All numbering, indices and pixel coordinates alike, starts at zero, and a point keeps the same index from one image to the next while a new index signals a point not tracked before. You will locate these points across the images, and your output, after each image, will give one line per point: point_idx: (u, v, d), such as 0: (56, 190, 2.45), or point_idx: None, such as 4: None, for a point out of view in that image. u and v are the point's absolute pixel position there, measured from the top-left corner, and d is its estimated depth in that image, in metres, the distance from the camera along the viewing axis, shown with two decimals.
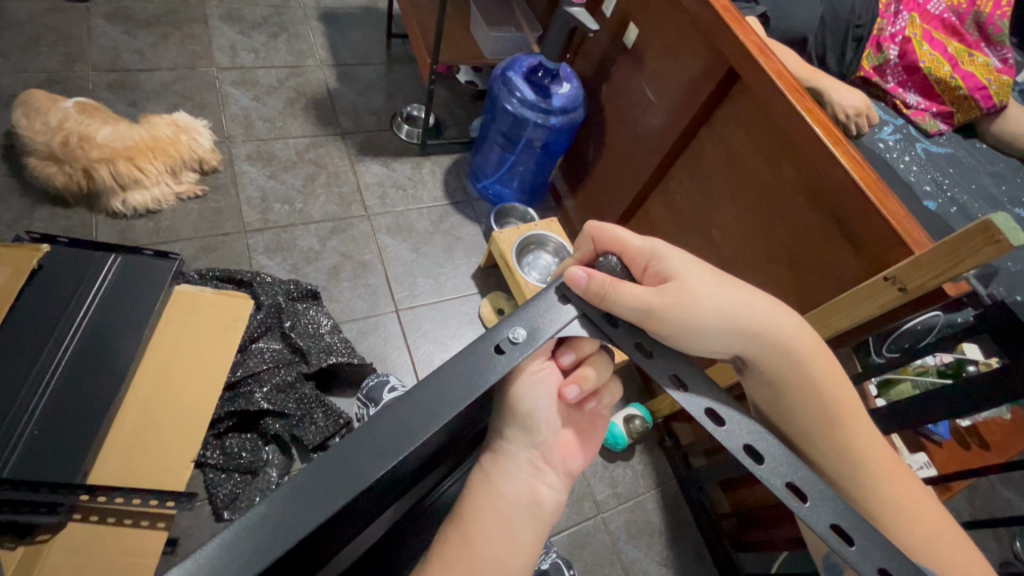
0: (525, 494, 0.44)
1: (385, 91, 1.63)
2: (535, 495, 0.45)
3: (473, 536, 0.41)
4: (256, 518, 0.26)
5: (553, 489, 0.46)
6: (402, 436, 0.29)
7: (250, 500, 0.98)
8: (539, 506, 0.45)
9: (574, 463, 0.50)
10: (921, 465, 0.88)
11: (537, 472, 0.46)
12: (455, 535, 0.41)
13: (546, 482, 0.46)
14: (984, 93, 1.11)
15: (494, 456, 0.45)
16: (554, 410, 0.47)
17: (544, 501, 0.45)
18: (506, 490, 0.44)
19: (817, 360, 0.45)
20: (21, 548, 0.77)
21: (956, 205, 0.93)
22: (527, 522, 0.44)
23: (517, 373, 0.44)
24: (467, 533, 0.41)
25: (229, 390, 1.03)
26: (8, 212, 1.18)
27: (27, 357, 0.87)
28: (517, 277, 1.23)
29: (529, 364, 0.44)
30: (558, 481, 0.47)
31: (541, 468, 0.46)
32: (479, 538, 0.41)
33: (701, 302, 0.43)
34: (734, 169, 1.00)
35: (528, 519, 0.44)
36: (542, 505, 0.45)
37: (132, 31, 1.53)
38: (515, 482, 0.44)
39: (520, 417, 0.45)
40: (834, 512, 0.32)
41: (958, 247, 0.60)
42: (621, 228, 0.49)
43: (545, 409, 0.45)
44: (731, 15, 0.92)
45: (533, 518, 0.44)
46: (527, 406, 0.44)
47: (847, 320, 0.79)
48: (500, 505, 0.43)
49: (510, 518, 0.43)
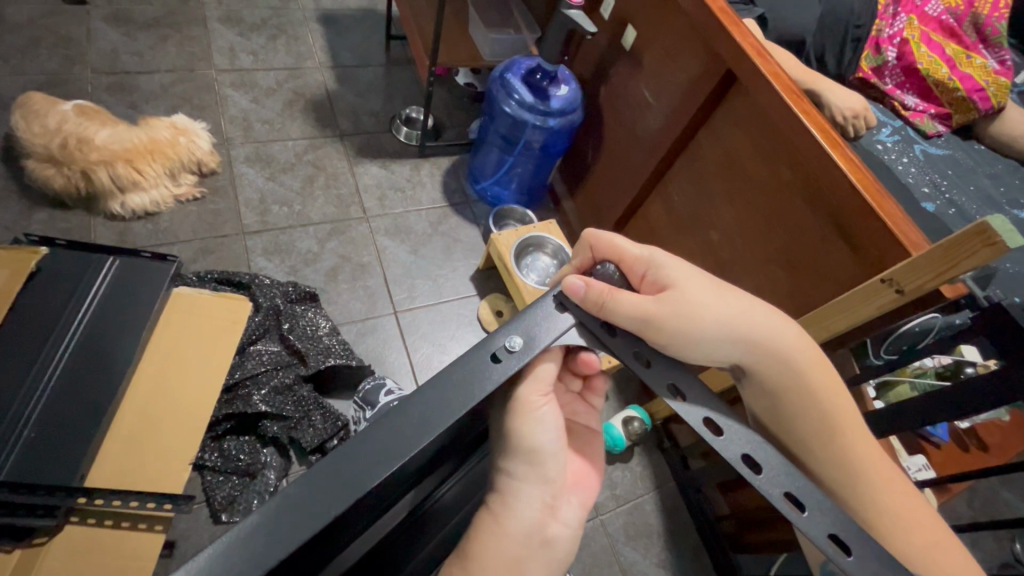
0: (536, 532, 0.43)
1: (384, 93, 1.64)
2: (546, 535, 0.44)
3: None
4: (248, 528, 0.26)
5: (567, 526, 0.46)
6: (395, 446, 0.29)
7: (248, 503, 0.98)
8: (551, 546, 0.44)
9: (584, 496, 0.50)
10: (920, 467, 0.87)
11: (547, 509, 0.44)
12: (458, 567, 0.40)
13: (558, 519, 0.45)
14: (981, 95, 1.12)
15: (504, 496, 0.44)
16: (560, 443, 0.46)
17: (555, 539, 0.44)
18: (515, 529, 0.42)
19: (819, 371, 0.44)
20: (19, 550, 0.77)
21: (954, 207, 0.94)
22: (537, 563, 0.43)
23: (523, 413, 0.43)
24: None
25: (227, 392, 1.03)
26: (7, 214, 1.18)
27: (26, 359, 0.87)
28: (516, 279, 1.23)
29: (534, 403, 0.43)
30: (571, 517, 0.46)
31: (552, 507, 0.45)
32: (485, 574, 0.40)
33: (699, 311, 0.43)
34: (733, 172, 1.00)
35: (539, 560, 0.43)
36: (554, 544, 0.44)
37: (131, 33, 1.53)
38: (526, 521, 0.43)
39: (525, 452, 0.44)
40: (831, 522, 0.32)
41: (955, 250, 0.60)
42: (619, 236, 0.49)
43: (552, 444, 0.44)
44: (729, 18, 0.92)
45: (544, 558, 0.43)
46: (536, 442, 0.43)
47: (845, 324, 0.79)
48: (508, 546, 0.41)
49: (522, 561, 0.42)
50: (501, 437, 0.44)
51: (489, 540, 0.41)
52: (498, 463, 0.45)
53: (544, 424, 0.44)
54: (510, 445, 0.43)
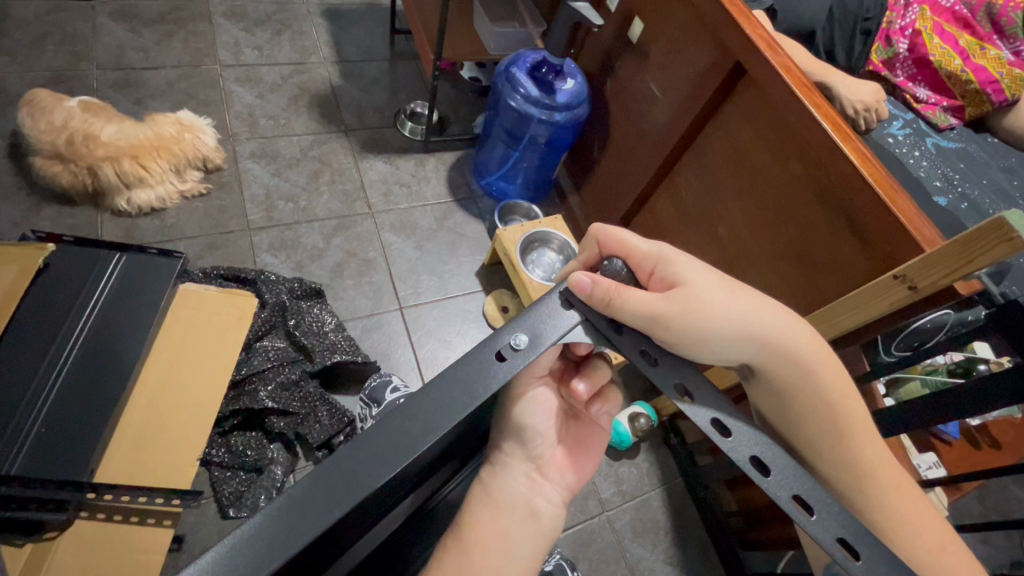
0: (522, 504, 0.45)
1: (389, 87, 1.63)
2: (532, 507, 0.45)
3: (475, 555, 0.40)
4: (253, 529, 0.25)
5: (550, 503, 0.47)
6: (402, 446, 0.29)
7: (255, 499, 0.97)
8: (538, 518, 0.45)
9: (571, 481, 0.51)
10: (930, 466, 0.87)
11: (533, 483, 0.46)
12: (454, 545, 0.40)
13: (543, 495, 0.46)
14: (995, 87, 1.08)
15: (492, 469, 0.46)
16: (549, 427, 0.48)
17: (541, 513, 0.45)
18: (504, 502, 0.44)
19: (827, 372, 0.44)
20: (30, 544, 0.78)
21: (967, 200, 0.92)
22: (527, 535, 0.43)
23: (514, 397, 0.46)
24: (470, 551, 0.40)
25: (234, 387, 1.04)
26: (15, 211, 1.18)
27: (34, 355, 0.87)
28: (521, 274, 1.22)
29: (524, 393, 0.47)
30: (554, 495, 0.48)
31: (536, 480, 0.47)
32: (478, 545, 0.40)
33: (708, 309, 0.42)
34: (742, 166, 0.98)
35: (527, 532, 0.43)
36: (540, 518, 0.45)
37: (136, 29, 1.53)
38: (512, 494, 0.45)
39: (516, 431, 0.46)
40: (840, 526, 0.32)
41: (971, 246, 0.59)
42: (627, 231, 0.48)
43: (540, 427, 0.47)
44: (739, 8, 0.90)
45: (532, 531, 0.44)
46: (521, 420, 0.46)
47: (858, 319, 0.78)
48: (500, 518, 0.43)
49: (511, 531, 0.43)
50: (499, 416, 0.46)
51: (480, 526, 0.42)
52: (490, 440, 0.47)
53: (532, 405, 0.47)
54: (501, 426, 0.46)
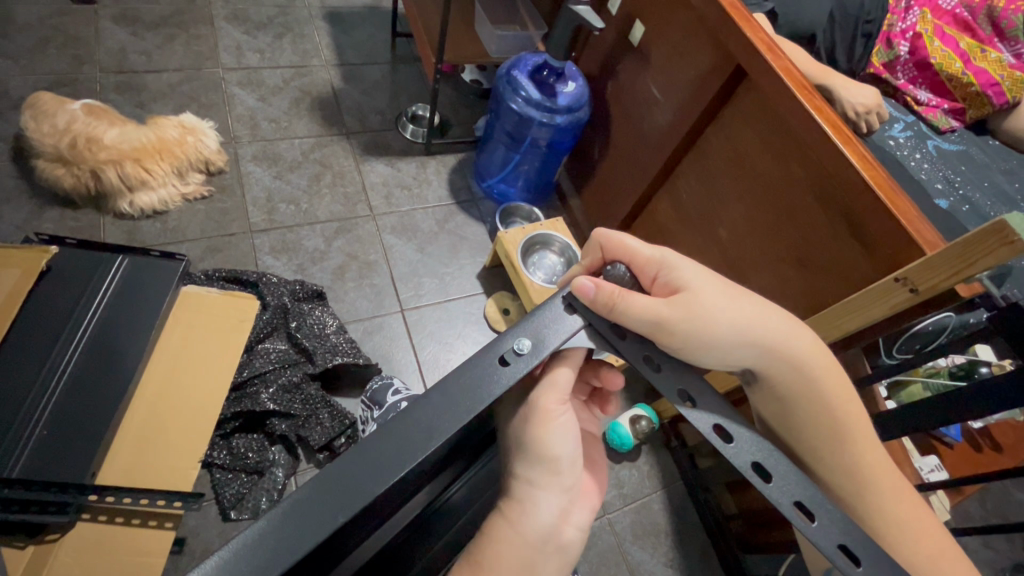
0: (552, 537, 0.42)
1: (390, 90, 1.63)
2: (561, 539, 0.43)
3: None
4: (256, 533, 0.25)
5: (578, 530, 0.45)
6: (405, 451, 0.29)
7: (256, 501, 0.99)
8: (565, 549, 0.43)
9: (593, 502, 0.50)
10: (932, 468, 0.87)
11: (564, 515, 0.44)
12: (465, 557, 0.40)
13: (571, 522, 0.45)
14: (996, 90, 1.08)
15: (520, 505, 0.43)
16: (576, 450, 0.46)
17: (569, 543, 0.44)
18: (533, 535, 0.41)
19: (830, 378, 0.44)
20: (31, 547, 0.78)
21: (968, 203, 0.92)
22: (552, 569, 0.42)
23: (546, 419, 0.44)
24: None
25: (235, 390, 1.03)
26: (17, 214, 1.19)
27: (37, 357, 0.88)
28: (522, 276, 1.22)
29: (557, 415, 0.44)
30: (582, 520, 0.46)
31: (566, 511, 0.45)
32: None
33: (713, 314, 0.42)
34: (742, 169, 0.99)
35: (553, 563, 0.42)
36: (567, 548, 0.44)
37: (139, 32, 1.53)
38: (540, 526, 0.42)
39: (540, 459, 0.44)
40: (841, 533, 0.32)
41: (972, 249, 0.59)
42: (630, 236, 0.48)
43: (568, 453, 0.45)
44: (739, 12, 0.91)
45: (558, 561, 0.43)
46: (551, 448, 0.43)
47: (859, 322, 0.78)
48: (526, 553, 0.41)
49: (537, 565, 0.41)
50: (519, 442, 0.44)
51: (488, 534, 0.42)
52: (511, 467, 0.45)
53: (559, 431, 0.44)
54: (526, 451, 0.43)
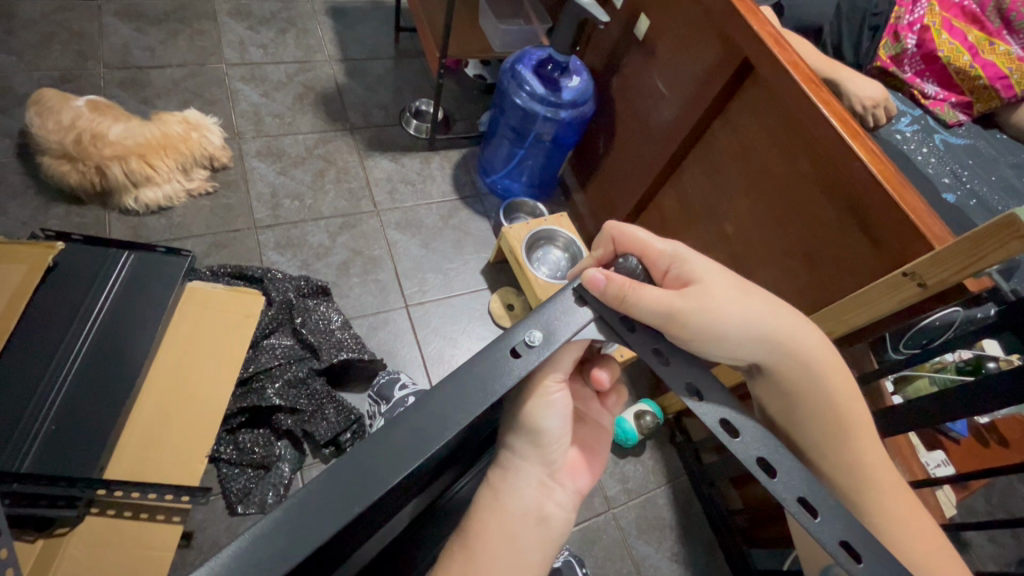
0: (532, 512, 0.44)
1: (394, 86, 1.63)
2: (542, 510, 0.45)
3: (478, 556, 0.41)
4: (272, 523, 0.26)
5: (561, 507, 0.46)
6: (418, 443, 0.29)
7: (263, 496, 0.99)
8: (547, 524, 0.45)
9: (583, 483, 0.51)
10: (938, 463, 0.86)
11: (544, 489, 0.46)
12: (458, 550, 0.42)
13: (554, 499, 0.46)
14: (1005, 83, 1.08)
15: (503, 473, 0.46)
16: (565, 429, 0.47)
17: (551, 520, 0.45)
18: (512, 506, 0.44)
19: (836, 375, 0.44)
20: (42, 540, 0.78)
21: (975, 197, 0.91)
22: (532, 539, 0.43)
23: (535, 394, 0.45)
24: (474, 556, 0.41)
25: (241, 385, 1.04)
26: (23, 210, 1.19)
27: (45, 353, 0.88)
28: (527, 272, 1.22)
29: (547, 391, 0.45)
30: (567, 499, 0.47)
31: (549, 486, 0.46)
32: (483, 551, 0.41)
33: (725, 308, 0.42)
34: (749, 163, 0.98)
35: (535, 538, 0.44)
36: (549, 524, 0.45)
37: (142, 28, 1.53)
38: (522, 498, 0.44)
39: (529, 434, 0.45)
40: (844, 530, 0.32)
41: (982, 243, 0.59)
42: (642, 229, 0.48)
43: (557, 430, 0.46)
44: (746, 4, 0.90)
45: (540, 537, 0.44)
46: (538, 423, 0.45)
47: (865, 317, 0.78)
48: (507, 522, 0.43)
49: (518, 537, 0.43)
50: (509, 418, 0.45)
51: (479, 522, 0.43)
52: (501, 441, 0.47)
53: (551, 407, 0.45)
54: (515, 425, 0.45)
